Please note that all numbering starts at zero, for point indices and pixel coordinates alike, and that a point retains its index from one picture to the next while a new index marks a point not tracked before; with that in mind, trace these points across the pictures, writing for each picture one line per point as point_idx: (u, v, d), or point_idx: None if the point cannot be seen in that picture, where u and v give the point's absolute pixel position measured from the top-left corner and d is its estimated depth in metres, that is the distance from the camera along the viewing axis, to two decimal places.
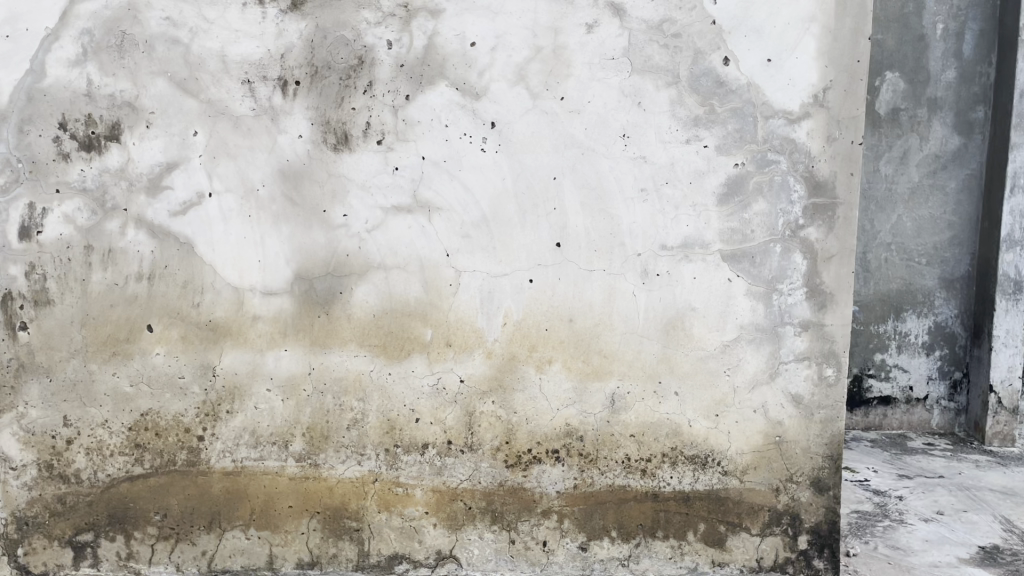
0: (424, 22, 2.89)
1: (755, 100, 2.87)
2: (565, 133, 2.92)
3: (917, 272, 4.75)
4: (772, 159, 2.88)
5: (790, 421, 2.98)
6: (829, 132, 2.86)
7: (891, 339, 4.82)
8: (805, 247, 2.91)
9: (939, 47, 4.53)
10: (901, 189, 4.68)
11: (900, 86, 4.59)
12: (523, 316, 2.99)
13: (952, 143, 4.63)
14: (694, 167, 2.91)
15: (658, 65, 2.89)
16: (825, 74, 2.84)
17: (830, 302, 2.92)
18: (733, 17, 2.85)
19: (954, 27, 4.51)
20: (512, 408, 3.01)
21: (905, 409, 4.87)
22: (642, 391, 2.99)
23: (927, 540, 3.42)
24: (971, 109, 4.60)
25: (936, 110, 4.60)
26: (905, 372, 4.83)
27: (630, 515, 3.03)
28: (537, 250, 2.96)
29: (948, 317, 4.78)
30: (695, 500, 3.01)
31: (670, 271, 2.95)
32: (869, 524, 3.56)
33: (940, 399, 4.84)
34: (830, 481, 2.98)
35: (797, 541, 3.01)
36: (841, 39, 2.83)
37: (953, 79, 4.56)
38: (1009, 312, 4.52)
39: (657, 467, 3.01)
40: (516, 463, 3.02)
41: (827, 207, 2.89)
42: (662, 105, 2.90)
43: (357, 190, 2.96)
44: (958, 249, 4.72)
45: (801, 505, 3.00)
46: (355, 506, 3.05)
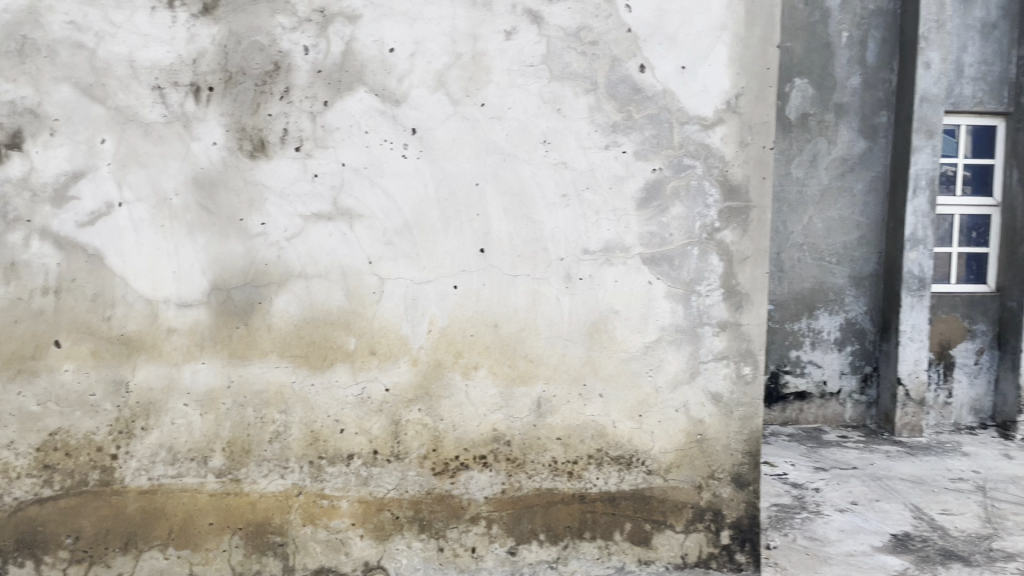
0: (341, 28, 2.86)
1: (670, 107, 2.94)
2: (487, 140, 2.93)
3: (829, 271, 5.14)
4: (688, 164, 2.96)
5: (711, 420, 3.05)
6: (741, 137, 2.95)
7: (805, 336, 5.17)
8: (721, 249, 2.99)
9: (844, 54, 5.02)
10: (812, 190, 5.09)
11: (810, 91, 5.04)
12: (449, 322, 2.98)
13: (858, 146, 5.08)
14: (613, 172, 2.96)
15: (576, 71, 2.92)
16: (737, 80, 2.93)
17: (746, 302, 3.00)
18: (647, 25, 2.91)
19: (858, 36, 5.01)
20: (438, 415, 3.00)
21: (820, 403, 5.21)
22: (567, 393, 3.02)
23: (843, 530, 3.56)
24: (874, 114, 5.07)
25: (843, 115, 5.06)
26: (819, 368, 5.18)
27: (558, 517, 3.03)
28: (460, 257, 2.96)
29: (858, 314, 5.17)
30: (621, 499, 3.05)
31: (593, 274, 2.99)
32: (788, 516, 3.68)
33: (852, 392, 5.21)
34: (750, 476, 3.06)
35: (720, 536, 3.06)
36: (751, 47, 2.92)
37: (858, 85, 5.04)
38: (914, 307, 4.90)
39: (584, 468, 3.04)
40: (443, 469, 3.00)
41: (740, 210, 2.97)
42: (581, 111, 2.94)
43: (274, 197, 2.90)
44: (866, 248, 5.15)
45: (722, 501, 3.06)
46: (278, 520, 2.98)
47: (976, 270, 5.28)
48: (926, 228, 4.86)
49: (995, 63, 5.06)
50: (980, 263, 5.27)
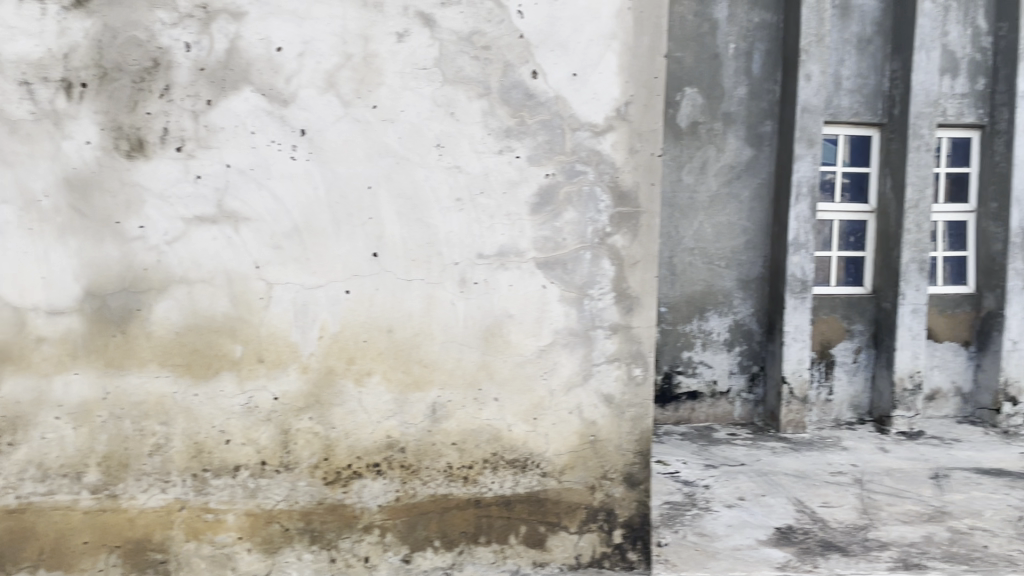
0: (225, 25, 2.77)
1: (562, 113, 2.98)
2: (379, 143, 2.89)
3: (718, 274, 5.32)
4: (580, 169, 3.00)
5: (603, 421, 3.10)
6: (631, 144, 3.02)
7: (696, 338, 5.32)
8: (613, 254, 3.04)
9: (732, 65, 5.21)
10: (702, 196, 5.26)
11: (699, 100, 5.20)
12: (340, 328, 2.92)
13: (745, 154, 5.27)
14: (507, 177, 2.97)
15: (469, 76, 2.92)
16: (626, 88, 2.99)
17: (637, 305, 3.07)
18: (540, 31, 2.94)
19: (744, 48, 5.20)
20: (330, 423, 2.93)
21: (711, 402, 5.38)
22: (462, 398, 3.00)
23: (730, 525, 3.68)
24: (759, 123, 5.27)
25: (731, 124, 5.25)
26: (710, 368, 5.35)
27: (453, 523, 3.02)
28: (352, 261, 2.90)
29: (746, 315, 5.37)
30: (516, 503, 3.05)
31: (487, 279, 2.99)
32: (678, 513, 3.77)
33: (741, 391, 5.40)
34: (641, 475, 3.13)
35: (612, 536, 3.12)
36: (639, 56, 2.99)
37: (744, 95, 5.24)
38: (797, 309, 5.12)
39: (479, 473, 3.03)
40: (335, 479, 2.94)
41: (631, 215, 3.04)
42: (474, 115, 2.94)
43: (154, 199, 2.78)
44: (753, 252, 5.35)
45: (615, 500, 3.11)
46: (159, 536, 2.85)
47: (854, 273, 5.56)
48: (807, 233, 5.09)
49: (870, 76, 5.35)
50: (857, 266, 5.56)
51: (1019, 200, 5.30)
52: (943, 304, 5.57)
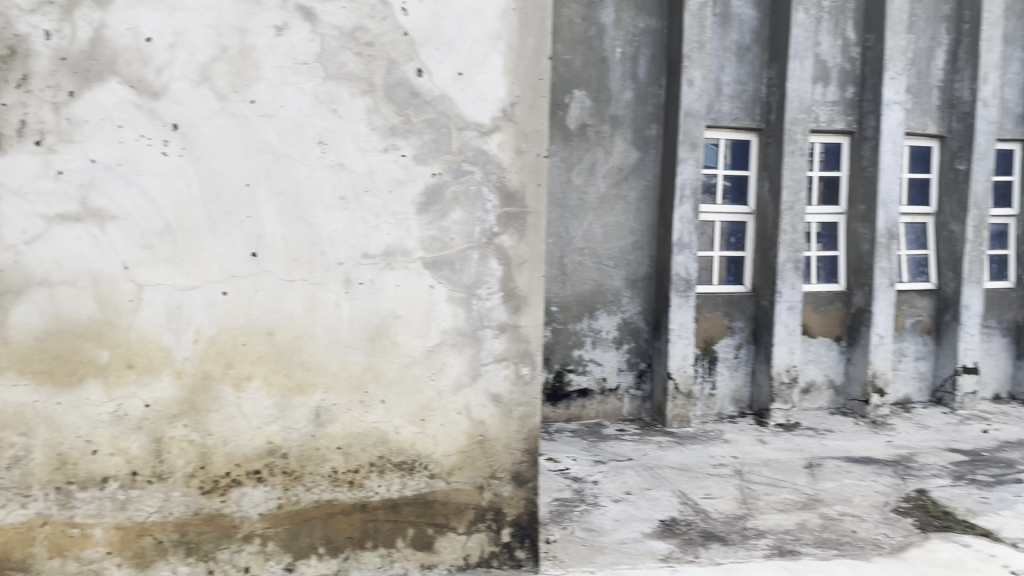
0: (89, 13, 2.62)
1: (448, 112, 2.96)
2: (257, 139, 2.80)
3: (607, 273, 5.42)
4: (466, 169, 3.00)
5: (491, 420, 3.10)
6: (517, 145, 3.04)
7: (586, 336, 5.40)
8: (500, 253, 3.06)
9: (619, 68, 5.32)
10: (591, 197, 5.34)
11: (587, 102, 5.28)
12: (217, 331, 2.81)
13: (632, 156, 5.40)
14: (393, 176, 2.93)
15: (352, 72, 2.87)
16: (512, 89, 3.01)
17: (524, 304, 3.10)
18: (424, 29, 2.92)
19: (630, 52, 5.32)
20: (206, 431, 2.82)
21: (600, 399, 5.47)
22: (347, 401, 2.94)
23: (617, 519, 3.75)
24: (645, 126, 5.41)
25: (618, 126, 5.36)
26: (599, 365, 5.44)
27: (338, 528, 2.95)
28: (229, 262, 2.80)
29: (634, 314, 5.50)
30: (403, 505, 3.02)
31: (373, 279, 2.94)
32: (567, 510, 3.81)
33: (629, 387, 5.53)
34: (529, 473, 3.15)
35: (501, 534, 3.12)
36: (524, 57, 3.02)
37: (631, 98, 5.36)
38: (681, 307, 5.28)
39: (365, 477, 2.98)
40: (213, 488, 2.83)
41: (518, 215, 3.06)
42: (358, 112, 2.88)
43: (10, 196, 2.60)
44: (640, 252, 5.48)
45: (503, 499, 3.12)
46: (19, 555, 2.68)
47: (735, 272, 5.77)
48: (691, 233, 5.26)
49: (749, 83, 5.57)
50: (738, 266, 5.77)
51: (884, 203, 5.64)
52: (816, 301, 5.85)
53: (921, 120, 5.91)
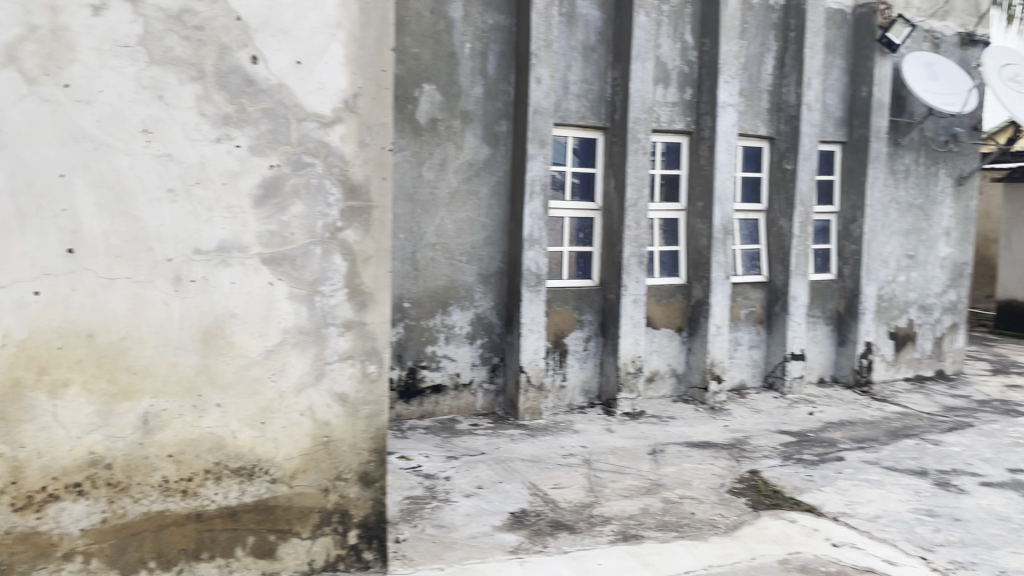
0: None
1: (286, 102, 2.85)
2: (72, 125, 2.59)
3: (459, 269, 5.41)
4: (306, 161, 2.91)
5: (336, 421, 3.02)
6: (361, 137, 2.98)
7: (440, 332, 5.37)
8: (344, 249, 2.98)
9: (468, 63, 5.32)
10: (442, 192, 5.31)
11: (437, 97, 5.24)
12: (28, 334, 2.58)
13: (483, 152, 5.41)
14: (226, 167, 2.79)
15: (180, 57, 2.70)
16: (354, 80, 2.95)
17: (370, 300, 3.04)
18: (259, 15, 2.79)
19: (479, 48, 5.34)
20: (18, 443, 2.58)
21: (454, 395, 5.47)
22: (179, 406, 2.78)
23: (468, 514, 3.75)
24: (496, 122, 5.45)
25: (468, 122, 5.36)
26: (452, 361, 5.43)
27: (171, 540, 2.78)
28: (42, 258, 2.57)
29: (486, 309, 5.53)
30: (242, 513, 2.88)
31: (206, 276, 2.79)
32: (418, 507, 3.78)
33: (482, 382, 5.55)
34: (376, 473, 3.10)
35: (347, 537, 3.05)
36: (366, 48, 2.96)
37: (480, 94, 5.37)
38: (532, 301, 5.35)
39: (200, 485, 2.82)
40: (27, 504, 2.60)
41: (362, 210, 3.00)
42: (187, 100, 2.72)
43: None
44: (491, 247, 5.51)
45: (349, 501, 3.05)
46: None
47: (584, 267, 5.91)
48: (540, 229, 5.34)
49: (594, 82, 5.71)
50: (586, 261, 5.91)
51: (720, 200, 5.95)
52: (660, 294, 6.08)
53: (753, 122, 6.27)
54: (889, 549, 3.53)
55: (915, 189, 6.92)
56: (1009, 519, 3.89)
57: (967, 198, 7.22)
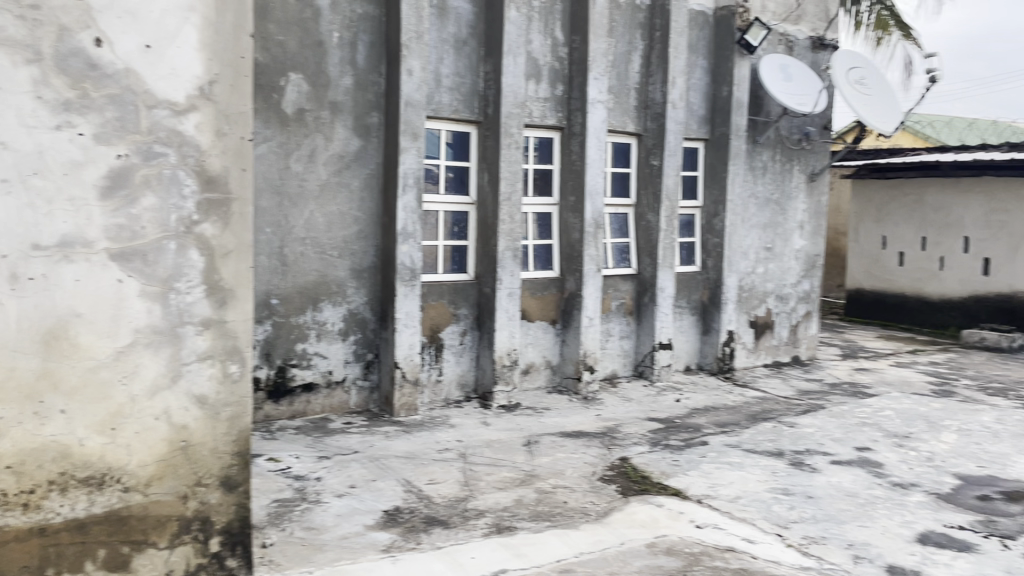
0: None
1: (134, 88, 2.69)
2: None
3: (331, 264, 5.29)
4: (158, 151, 2.75)
5: (195, 424, 2.88)
6: (218, 127, 2.85)
7: (311, 329, 5.23)
8: (201, 243, 2.85)
9: (336, 53, 5.19)
10: (311, 185, 5.16)
11: (304, 87, 5.09)
12: None
13: (353, 144, 5.30)
14: (68, 157, 2.60)
15: (13, 37, 2.49)
16: (210, 66, 2.82)
17: (230, 297, 2.92)
18: None
19: (347, 38, 5.23)
20: None
21: (326, 393, 5.34)
22: (18, 414, 2.56)
23: (339, 514, 3.67)
24: (366, 114, 5.35)
25: (338, 113, 5.23)
26: (324, 358, 5.30)
27: (11, 558, 2.57)
28: None
29: (359, 304, 5.43)
30: (92, 525, 2.70)
31: (46, 274, 2.59)
32: (287, 510, 3.66)
33: (356, 379, 5.45)
34: (239, 477, 2.99)
35: (209, 544, 2.93)
36: (222, 33, 2.83)
37: (350, 85, 5.26)
38: (407, 296, 5.29)
39: (43, 497, 2.62)
40: None
41: (221, 202, 2.88)
42: (21, 84, 2.51)
43: None
44: (364, 242, 5.41)
45: (210, 507, 2.92)
46: None
47: (459, 261, 5.88)
48: (414, 223, 5.29)
49: (466, 76, 5.69)
50: (461, 255, 5.89)
51: (591, 194, 6.07)
52: (534, 287, 6.14)
53: (622, 118, 6.43)
54: (749, 528, 3.71)
55: (772, 185, 7.29)
56: (856, 495, 4.17)
57: (819, 194, 7.66)
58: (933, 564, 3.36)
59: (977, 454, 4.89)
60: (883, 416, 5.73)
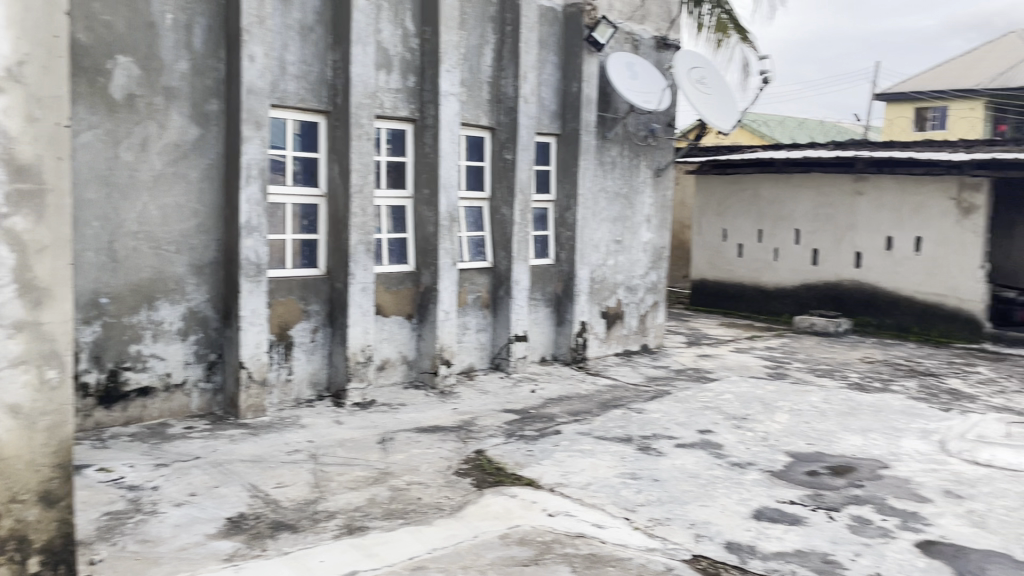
0: None
1: None
2: None
3: (168, 260, 5.00)
4: None
5: (8, 435, 2.62)
6: (29, 111, 2.62)
7: (146, 329, 4.93)
8: (10, 238, 2.60)
9: (170, 36, 4.90)
10: (144, 176, 4.85)
11: (135, 71, 4.77)
12: None
13: (190, 133, 5.03)
14: None
15: None
16: (18, 45, 2.57)
17: (47, 297, 2.69)
18: None
19: (182, 20, 4.95)
20: None
21: (165, 397, 5.06)
22: None
23: (177, 524, 3.47)
24: (205, 102, 5.09)
25: (173, 99, 4.94)
26: (162, 360, 5.01)
27: None
28: None
29: (200, 302, 5.16)
30: None
31: None
32: (118, 523, 3.43)
33: (198, 381, 5.19)
34: (61, 491, 2.77)
35: (27, 566, 2.69)
36: (33, 9, 2.60)
37: (186, 70, 4.98)
38: (252, 292, 5.07)
39: None
40: None
41: (34, 193, 2.64)
42: None
43: None
44: (204, 236, 5.15)
45: (28, 525, 2.69)
46: None
47: (309, 256, 5.70)
48: (259, 216, 5.09)
49: (313, 64, 5.52)
50: (311, 250, 5.71)
51: (445, 187, 6.05)
52: (389, 281, 6.03)
53: (475, 112, 6.43)
54: (598, 513, 3.80)
55: (621, 179, 7.52)
56: (699, 476, 4.36)
57: (665, 188, 7.96)
58: (767, 538, 3.56)
59: (808, 433, 5.25)
60: (724, 399, 6.04)
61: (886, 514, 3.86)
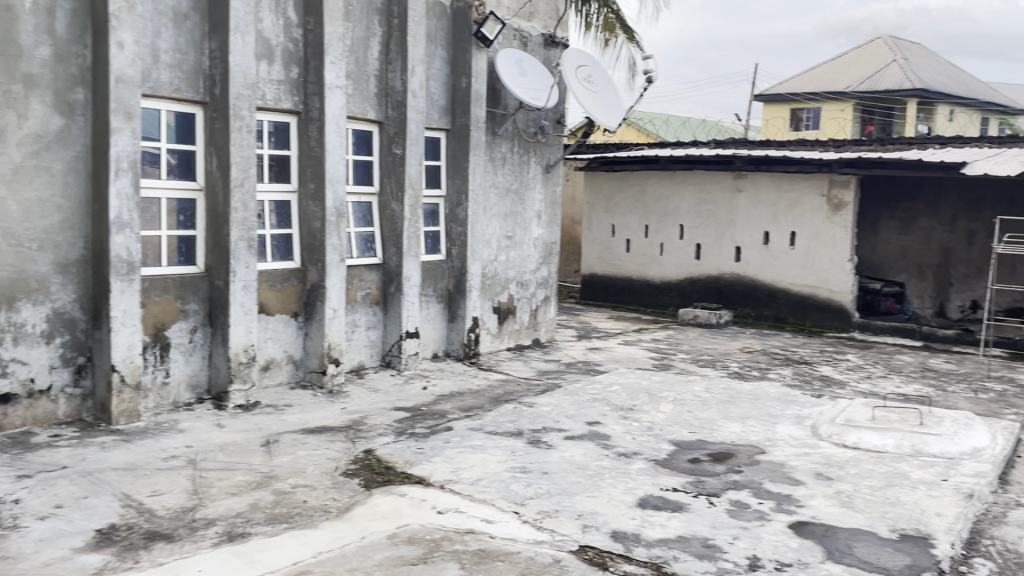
0: None
1: None
2: None
3: (29, 258, 4.69)
4: None
5: None
6: None
7: (5, 333, 4.62)
8: None
9: (29, 20, 4.60)
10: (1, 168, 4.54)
11: None
12: None
13: (53, 123, 4.74)
14: None
15: None
16: None
17: None
18: None
19: (43, 3, 4.65)
20: None
21: (28, 404, 4.75)
22: None
23: (41, 539, 3.27)
24: (69, 90, 4.80)
25: (33, 88, 4.64)
26: (24, 365, 4.70)
27: None
28: None
29: (66, 302, 4.87)
30: None
31: None
32: None
33: (64, 386, 4.90)
34: None
35: None
36: None
37: (48, 57, 4.69)
38: (123, 291, 4.82)
39: None
40: None
41: None
42: None
43: None
44: (70, 233, 4.86)
45: None
46: None
47: (186, 252, 5.47)
48: (131, 211, 4.84)
49: (188, 53, 5.29)
50: (188, 246, 5.48)
51: (331, 182, 5.92)
52: (273, 279, 5.86)
53: (362, 105, 6.33)
54: (487, 508, 3.81)
55: (511, 175, 7.56)
56: (586, 467, 4.44)
57: (555, 184, 8.06)
58: (651, 525, 3.66)
59: (690, 421, 5.42)
60: (612, 391, 6.17)
61: (763, 498, 4.03)
